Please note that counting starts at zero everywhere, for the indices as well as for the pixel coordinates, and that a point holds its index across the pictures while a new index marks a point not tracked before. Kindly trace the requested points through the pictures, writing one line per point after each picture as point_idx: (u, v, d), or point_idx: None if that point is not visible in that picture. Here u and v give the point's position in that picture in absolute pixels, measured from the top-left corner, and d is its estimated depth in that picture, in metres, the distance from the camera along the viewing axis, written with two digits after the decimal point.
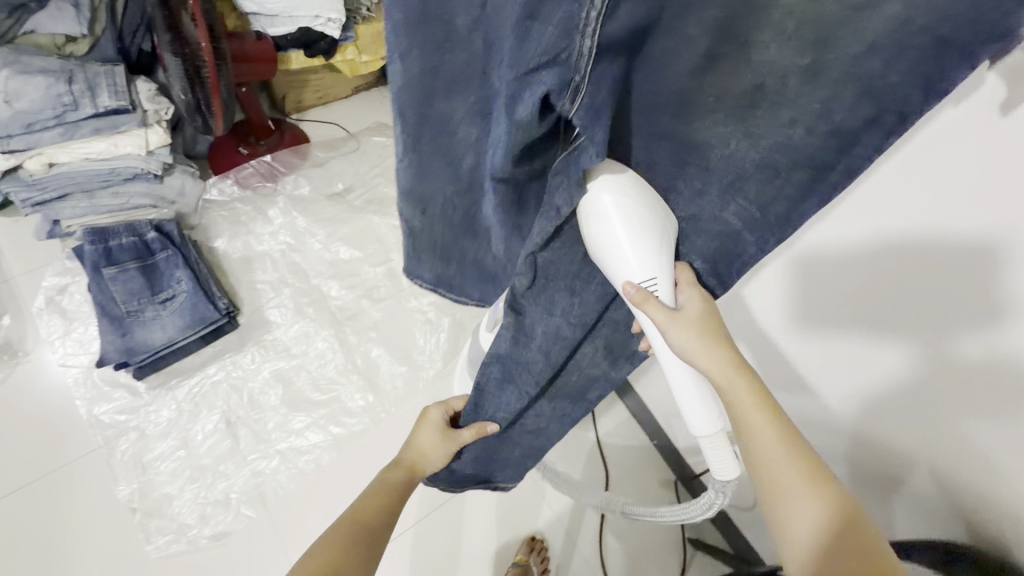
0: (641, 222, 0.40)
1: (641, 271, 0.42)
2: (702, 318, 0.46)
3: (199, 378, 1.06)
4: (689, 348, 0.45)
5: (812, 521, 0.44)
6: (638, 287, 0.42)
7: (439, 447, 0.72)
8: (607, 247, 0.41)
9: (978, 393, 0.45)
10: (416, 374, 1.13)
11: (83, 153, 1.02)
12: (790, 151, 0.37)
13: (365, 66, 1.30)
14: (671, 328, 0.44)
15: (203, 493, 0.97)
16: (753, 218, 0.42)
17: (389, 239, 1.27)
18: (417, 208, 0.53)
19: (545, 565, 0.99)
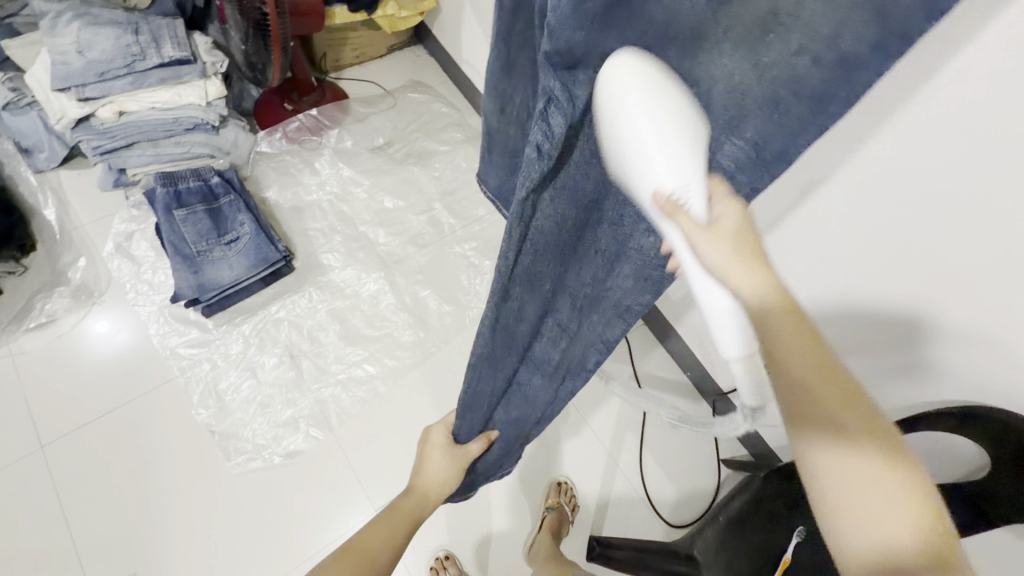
0: (667, 122, 0.30)
1: (672, 174, 0.31)
2: (737, 233, 0.35)
3: (262, 316, 1.14)
4: (727, 271, 0.35)
5: (873, 536, 0.34)
6: (669, 196, 0.32)
7: (444, 473, 0.72)
8: (633, 150, 0.31)
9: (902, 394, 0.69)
10: (462, 312, 1.20)
11: (150, 102, 1.08)
12: (797, 80, 0.28)
13: (402, 21, 1.33)
14: (700, 240, 0.34)
15: (273, 418, 1.06)
16: (747, 160, 0.33)
17: (430, 190, 1.32)
18: (497, 105, 0.57)
19: (574, 504, 1.06)
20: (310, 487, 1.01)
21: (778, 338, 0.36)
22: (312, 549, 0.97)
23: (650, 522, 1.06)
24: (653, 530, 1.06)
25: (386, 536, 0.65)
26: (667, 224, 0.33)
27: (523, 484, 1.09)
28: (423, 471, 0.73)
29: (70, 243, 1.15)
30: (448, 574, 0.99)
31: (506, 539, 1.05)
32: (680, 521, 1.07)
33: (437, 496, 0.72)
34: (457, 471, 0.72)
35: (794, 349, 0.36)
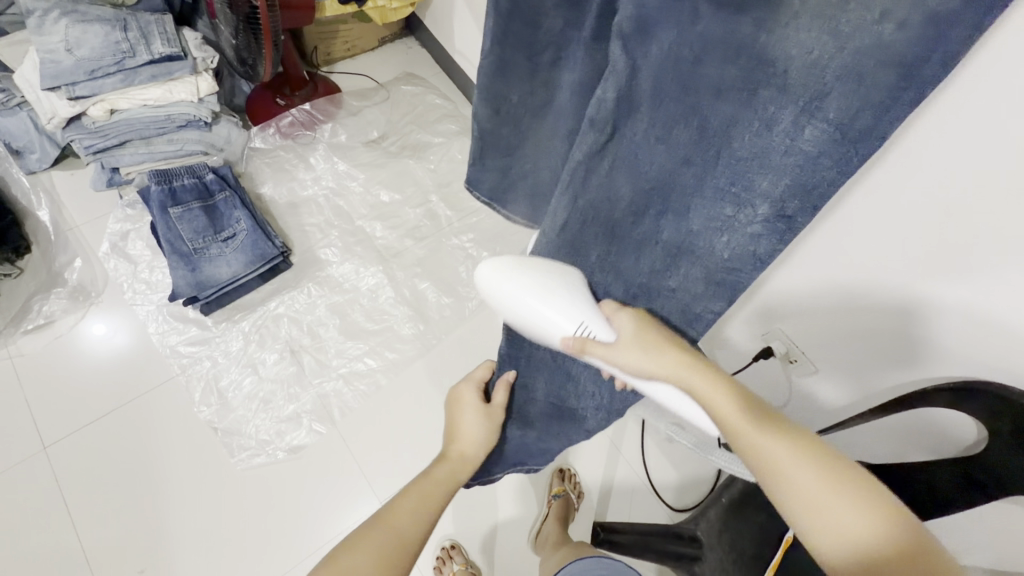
0: (545, 295, 0.52)
1: (568, 322, 0.51)
2: (637, 334, 0.49)
3: (261, 312, 1.14)
4: (634, 363, 0.49)
5: (846, 533, 0.38)
6: (574, 337, 0.51)
7: (478, 433, 0.68)
8: (527, 314, 0.53)
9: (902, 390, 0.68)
10: (462, 304, 1.21)
11: (141, 99, 1.08)
12: (876, 51, 0.30)
13: (394, 13, 1.32)
14: (613, 354, 0.50)
15: (275, 413, 1.06)
16: (831, 142, 0.33)
17: (426, 182, 1.32)
18: (493, 107, 0.59)
19: (579, 491, 1.08)
20: (314, 481, 1.02)
21: (694, 382, 0.47)
22: (318, 542, 0.98)
23: (654, 507, 1.07)
24: (657, 514, 1.07)
25: (428, 499, 0.59)
26: (583, 354, 0.51)
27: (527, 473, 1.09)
28: (456, 435, 0.69)
29: (66, 244, 1.14)
30: (454, 564, 0.99)
31: (511, 528, 1.06)
32: (683, 505, 1.08)
33: (475, 459, 0.68)
34: (490, 430, 0.70)
35: (720, 396, 0.46)
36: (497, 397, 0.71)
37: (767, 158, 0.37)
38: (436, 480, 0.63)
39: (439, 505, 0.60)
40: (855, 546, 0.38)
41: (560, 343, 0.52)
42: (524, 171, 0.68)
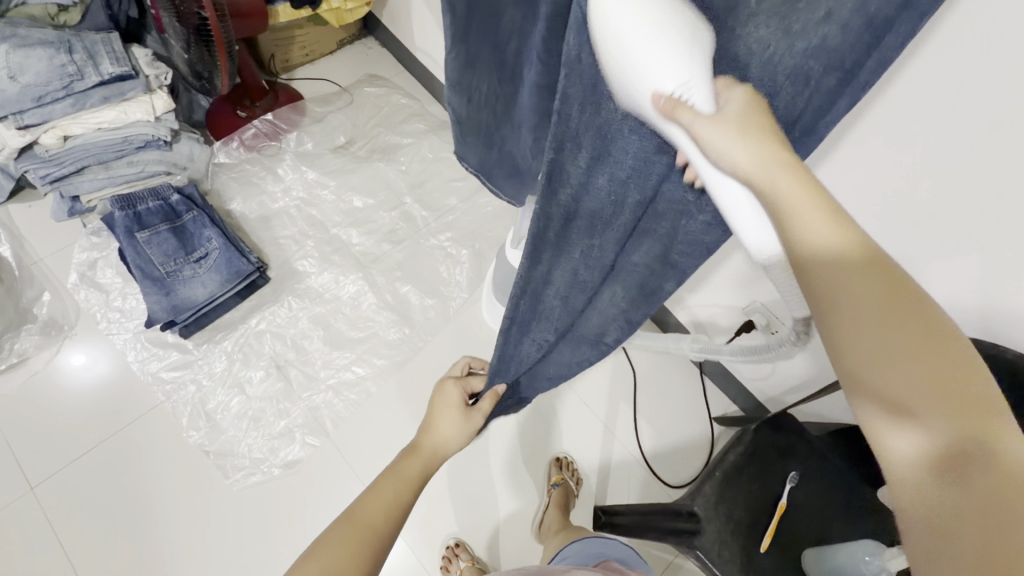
0: (665, 21, 0.30)
1: (668, 72, 0.32)
2: (741, 115, 0.33)
3: (243, 330, 1.12)
4: (723, 151, 0.33)
5: (919, 432, 0.28)
6: (667, 96, 0.32)
7: (449, 432, 0.71)
8: (631, 45, 0.30)
9: None
10: (446, 303, 1.21)
11: (95, 123, 1.04)
12: (824, 48, 0.30)
13: (350, 14, 1.29)
14: (702, 127, 0.33)
15: (267, 430, 1.05)
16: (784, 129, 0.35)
17: (398, 184, 1.31)
18: (463, 97, 0.57)
19: (577, 478, 1.09)
20: (313, 494, 1.01)
21: (795, 208, 0.33)
22: None
23: (651, 486, 1.10)
24: (655, 492, 1.09)
25: (396, 489, 0.64)
26: (669, 124, 0.33)
27: (526, 464, 1.10)
28: (432, 429, 0.73)
29: (31, 278, 1.11)
30: (460, 561, 1.00)
31: (514, 520, 1.07)
32: (678, 482, 1.10)
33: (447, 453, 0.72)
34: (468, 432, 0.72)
35: (809, 222, 0.33)
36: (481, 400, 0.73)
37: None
38: (408, 472, 0.67)
39: (403, 504, 0.63)
40: (934, 445, 0.28)
41: (642, 108, 0.33)
42: (501, 168, 0.67)
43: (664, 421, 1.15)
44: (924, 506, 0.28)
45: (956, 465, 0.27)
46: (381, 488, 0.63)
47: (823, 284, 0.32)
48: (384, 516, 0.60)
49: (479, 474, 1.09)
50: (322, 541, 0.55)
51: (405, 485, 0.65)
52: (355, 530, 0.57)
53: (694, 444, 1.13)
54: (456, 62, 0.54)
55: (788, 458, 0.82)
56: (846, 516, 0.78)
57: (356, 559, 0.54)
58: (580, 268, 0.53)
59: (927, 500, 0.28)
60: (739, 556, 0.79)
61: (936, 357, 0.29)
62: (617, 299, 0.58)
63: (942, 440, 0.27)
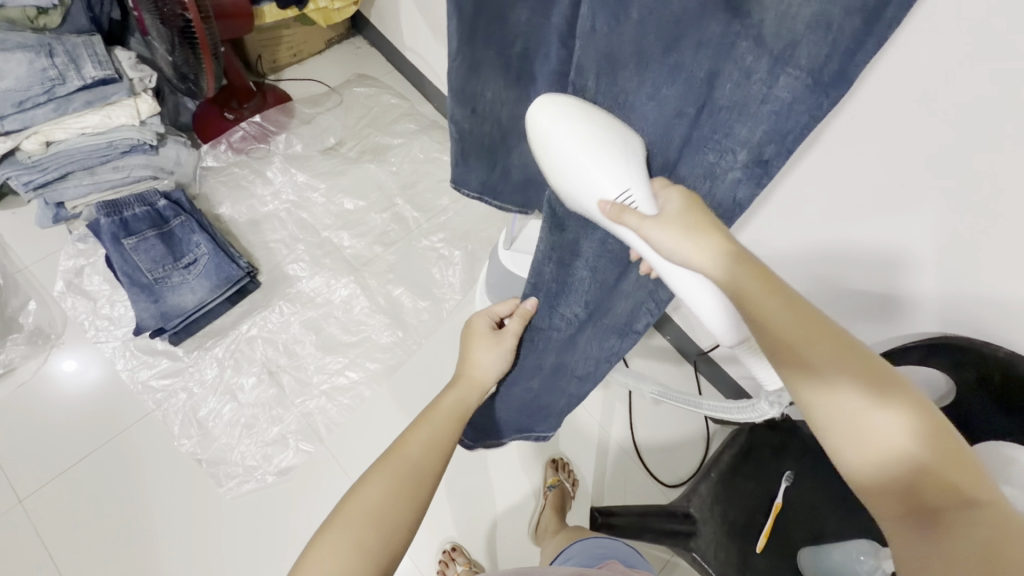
0: (597, 143, 0.39)
1: (611, 185, 0.39)
2: (684, 211, 0.40)
3: (234, 336, 1.11)
4: (675, 246, 0.39)
5: (885, 479, 0.34)
6: (613, 203, 0.40)
7: (484, 365, 0.67)
8: (566, 161, 0.40)
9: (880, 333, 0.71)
10: (439, 306, 1.20)
11: (78, 128, 1.02)
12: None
13: (337, 13, 1.28)
14: (653, 227, 0.39)
15: (260, 437, 1.04)
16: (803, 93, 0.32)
17: (390, 185, 1.29)
18: (467, 107, 0.56)
19: (574, 479, 1.08)
20: (308, 501, 1.01)
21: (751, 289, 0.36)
22: None
23: (648, 485, 1.10)
24: (651, 492, 1.09)
25: (436, 424, 0.60)
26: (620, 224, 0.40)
27: (523, 466, 1.10)
28: (468, 367, 0.68)
29: (17, 287, 1.09)
30: (457, 565, 1.00)
31: (511, 523, 1.07)
32: (675, 481, 1.10)
33: (485, 387, 0.67)
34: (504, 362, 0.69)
35: (770, 306, 0.36)
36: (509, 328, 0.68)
37: (745, 107, 0.34)
38: (446, 408, 0.62)
39: (443, 441, 0.59)
40: (898, 488, 0.33)
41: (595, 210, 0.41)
42: (496, 173, 0.66)
43: (661, 421, 1.14)
44: (913, 536, 0.32)
45: (915, 502, 0.33)
46: (419, 424, 0.59)
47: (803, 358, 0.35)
48: (426, 452, 0.57)
49: (476, 476, 1.08)
50: (363, 480, 0.53)
51: (445, 419, 0.61)
52: (394, 470, 0.54)
53: (691, 443, 1.13)
54: (453, 67, 0.53)
55: (782, 457, 0.82)
56: (840, 514, 0.76)
57: (395, 504, 0.52)
58: (608, 239, 0.53)
59: (902, 539, 0.33)
60: (734, 556, 0.80)
61: (885, 403, 0.34)
62: (646, 281, 0.56)
63: (906, 482, 0.33)
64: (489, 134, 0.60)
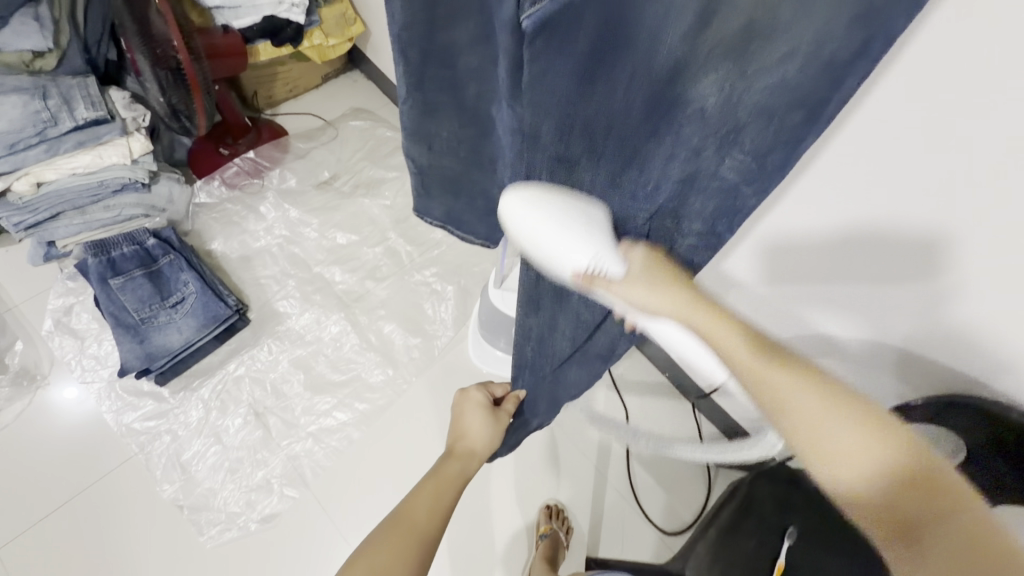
0: (553, 220, 0.43)
1: (581, 255, 0.43)
2: (647, 268, 0.44)
3: (221, 376, 1.09)
4: (642, 300, 0.44)
5: (864, 473, 0.34)
6: (584, 271, 0.44)
7: (480, 436, 0.72)
8: (553, 251, 0.44)
9: (925, 344, 0.60)
10: (431, 342, 1.17)
11: (69, 168, 1.02)
12: (791, 90, 0.35)
13: (332, 50, 1.29)
14: (620, 287, 0.44)
15: (244, 482, 1.01)
16: (750, 168, 0.41)
17: (383, 220, 1.29)
18: (423, 143, 0.57)
19: (568, 527, 1.03)
20: (289, 550, 0.97)
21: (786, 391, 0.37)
22: None
23: (647, 532, 1.04)
24: (649, 538, 1.04)
25: (434, 497, 0.60)
26: (593, 287, 0.45)
27: (514, 511, 1.06)
28: (464, 436, 0.73)
29: (4, 327, 1.08)
30: None
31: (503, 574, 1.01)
32: (675, 528, 1.04)
33: (481, 456, 0.71)
34: (497, 429, 0.74)
35: (743, 346, 0.39)
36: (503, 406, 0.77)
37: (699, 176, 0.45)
38: (446, 473, 0.66)
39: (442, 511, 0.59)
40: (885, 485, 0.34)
41: (567, 278, 0.45)
42: (461, 204, 0.65)
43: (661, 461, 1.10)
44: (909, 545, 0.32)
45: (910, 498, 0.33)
46: (420, 494, 0.60)
47: (787, 407, 0.37)
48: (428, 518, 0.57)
49: (466, 524, 1.04)
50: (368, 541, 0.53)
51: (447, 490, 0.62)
52: (396, 533, 0.54)
53: (689, 488, 1.08)
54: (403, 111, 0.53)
55: (785, 511, 0.77)
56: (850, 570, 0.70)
57: (401, 563, 0.51)
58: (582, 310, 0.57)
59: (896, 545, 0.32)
60: None
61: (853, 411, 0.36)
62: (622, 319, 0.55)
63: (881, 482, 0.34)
64: (452, 165, 0.59)
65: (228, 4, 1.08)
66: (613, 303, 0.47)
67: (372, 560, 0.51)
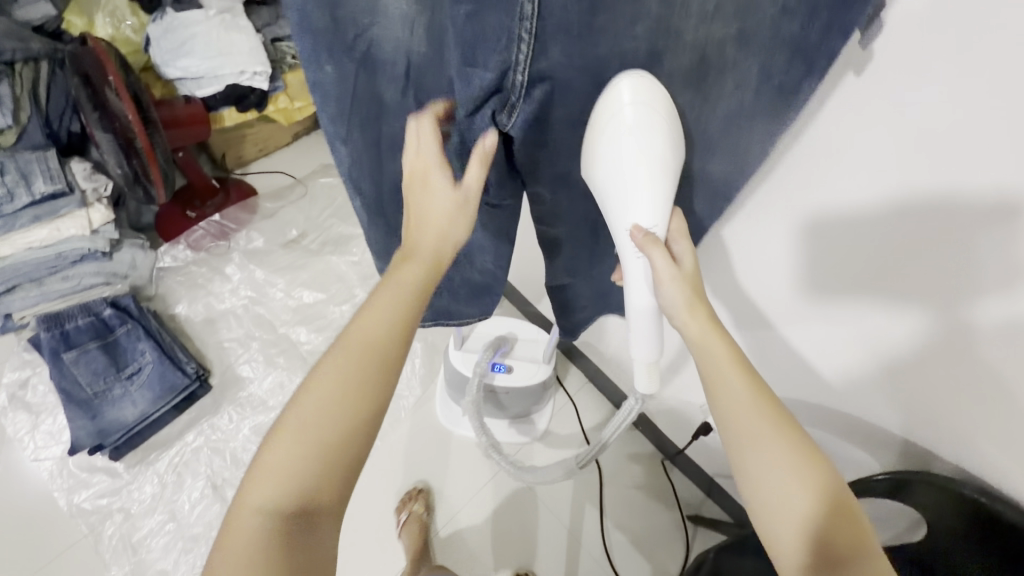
0: (648, 164, 0.42)
1: (650, 215, 0.44)
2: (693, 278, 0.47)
3: (178, 448, 1.05)
4: (675, 298, 0.46)
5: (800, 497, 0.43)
6: (644, 230, 0.44)
7: (437, 239, 0.47)
8: (612, 192, 0.44)
9: (980, 360, 0.46)
10: (397, 404, 1.14)
11: (25, 242, 1.01)
12: (746, 108, 0.43)
13: (299, 112, 1.30)
14: (665, 282, 0.45)
15: (198, 563, 0.97)
16: (730, 164, 0.48)
17: (351, 277, 1.27)
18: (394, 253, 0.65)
19: None
20: None
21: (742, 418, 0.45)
22: None
23: None
24: None
25: (369, 349, 0.43)
26: (644, 249, 0.44)
27: None
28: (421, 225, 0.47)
29: None
30: None
31: None
32: None
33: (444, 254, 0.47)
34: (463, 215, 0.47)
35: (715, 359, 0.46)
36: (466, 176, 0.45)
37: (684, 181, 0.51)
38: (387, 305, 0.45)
39: (382, 381, 0.43)
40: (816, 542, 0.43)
41: (623, 232, 0.45)
42: (444, 298, 0.70)
43: (638, 517, 1.06)
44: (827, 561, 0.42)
45: (832, 558, 0.42)
46: (354, 356, 0.43)
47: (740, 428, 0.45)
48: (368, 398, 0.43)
49: None
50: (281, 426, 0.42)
51: (393, 343, 0.44)
52: (320, 434, 0.41)
53: (669, 548, 1.04)
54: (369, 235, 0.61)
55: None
56: None
57: (335, 476, 0.41)
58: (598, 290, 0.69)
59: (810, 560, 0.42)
60: None
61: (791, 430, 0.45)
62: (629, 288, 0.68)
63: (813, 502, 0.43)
64: None
65: (189, 75, 1.10)
66: (636, 272, 0.47)
67: (287, 468, 0.40)
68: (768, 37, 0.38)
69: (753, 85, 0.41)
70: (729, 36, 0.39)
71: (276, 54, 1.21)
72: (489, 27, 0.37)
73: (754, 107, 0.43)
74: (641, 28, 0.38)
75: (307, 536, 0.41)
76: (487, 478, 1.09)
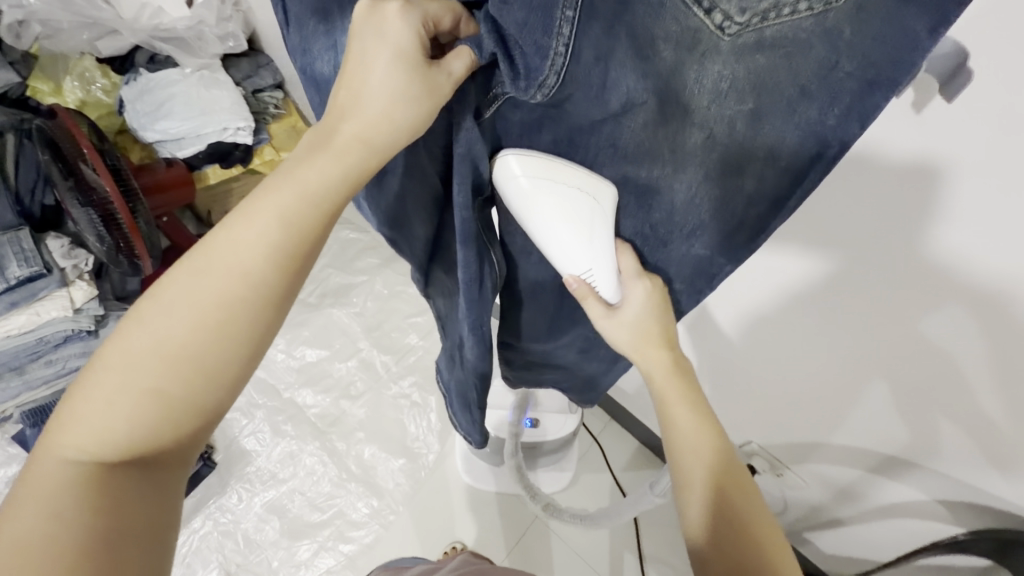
0: (562, 222, 0.35)
1: (575, 264, 0.38)
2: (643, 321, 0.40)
3: (186, 536, 1.02)
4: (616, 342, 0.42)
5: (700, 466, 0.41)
6: (578, 280, 0.38)
7: (375, 122, 0.32)
8: (544, 240, 0.37)
9: (881, 297, 0.48)
10: (416, 464, 1.08)
11: (3, 332, 0.93)
12: (754, 196, 0.33)
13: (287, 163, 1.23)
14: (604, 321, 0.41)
15: None
16: (722, 246, 0.37)
17: (354, 329, 1.21)
18: None
19: None
20: None
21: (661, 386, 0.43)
22: None
23: None
24: None
25: (242, 245, 0.33)
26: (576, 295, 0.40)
27: None
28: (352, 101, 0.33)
29: None
30: None
31: None
32: None
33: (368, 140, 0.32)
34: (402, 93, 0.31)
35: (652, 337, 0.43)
36: (443, 66, 0.29)
37: (666, 268, 0.40)
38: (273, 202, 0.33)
39: (259, 313, 0.33)
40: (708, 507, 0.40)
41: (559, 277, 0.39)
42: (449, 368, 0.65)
43: (678, 559, 1.01)
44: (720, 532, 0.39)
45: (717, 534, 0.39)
46: (215, 268, 0.32)
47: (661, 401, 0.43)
48: (236, 335, 0.33)
49: None
50: (101, 358, 0.32)
51: (270, 261, 0.33)
52: (160, 361, 0.32)
53: None
54: None
55: None
56: None
57: (171, 431, 0.32)
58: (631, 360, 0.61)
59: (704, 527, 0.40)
60: None
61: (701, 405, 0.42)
62: None
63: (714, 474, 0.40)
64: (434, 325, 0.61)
65: (169, 137, 1.05)
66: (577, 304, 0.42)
67: (107, 408, 0.31)
68: (783, 120, 0.29)
69: (761, 169, 0.32)
70: (742, 113, 0.29)
71: (258, 105, 1.16)
72: (529, 24, 0.26)
73: (761, 191, 0.33)
74: (640, 85, 0.28)
75: (139, 490, 0.31)
76: (505, 549, 1.02)
